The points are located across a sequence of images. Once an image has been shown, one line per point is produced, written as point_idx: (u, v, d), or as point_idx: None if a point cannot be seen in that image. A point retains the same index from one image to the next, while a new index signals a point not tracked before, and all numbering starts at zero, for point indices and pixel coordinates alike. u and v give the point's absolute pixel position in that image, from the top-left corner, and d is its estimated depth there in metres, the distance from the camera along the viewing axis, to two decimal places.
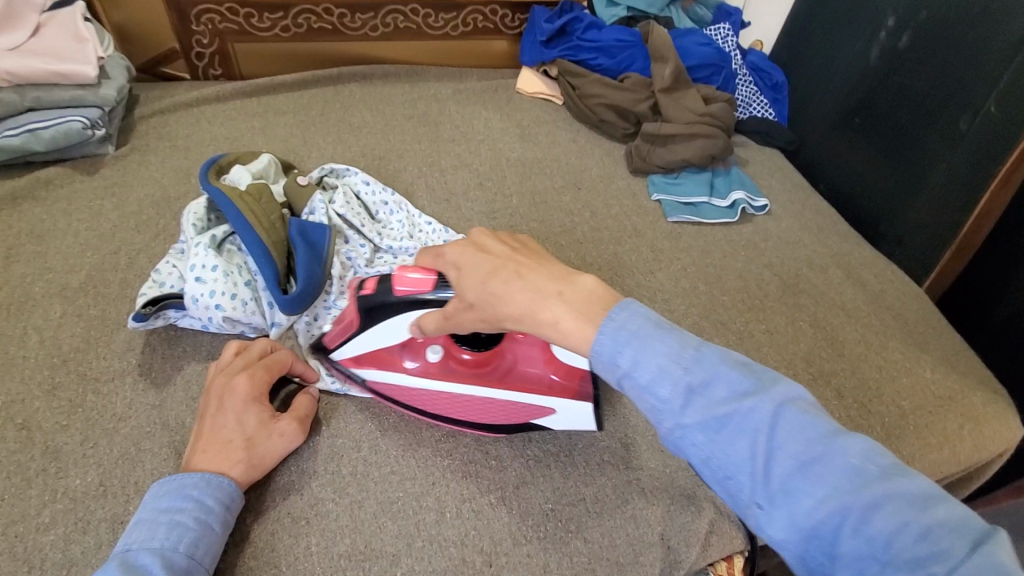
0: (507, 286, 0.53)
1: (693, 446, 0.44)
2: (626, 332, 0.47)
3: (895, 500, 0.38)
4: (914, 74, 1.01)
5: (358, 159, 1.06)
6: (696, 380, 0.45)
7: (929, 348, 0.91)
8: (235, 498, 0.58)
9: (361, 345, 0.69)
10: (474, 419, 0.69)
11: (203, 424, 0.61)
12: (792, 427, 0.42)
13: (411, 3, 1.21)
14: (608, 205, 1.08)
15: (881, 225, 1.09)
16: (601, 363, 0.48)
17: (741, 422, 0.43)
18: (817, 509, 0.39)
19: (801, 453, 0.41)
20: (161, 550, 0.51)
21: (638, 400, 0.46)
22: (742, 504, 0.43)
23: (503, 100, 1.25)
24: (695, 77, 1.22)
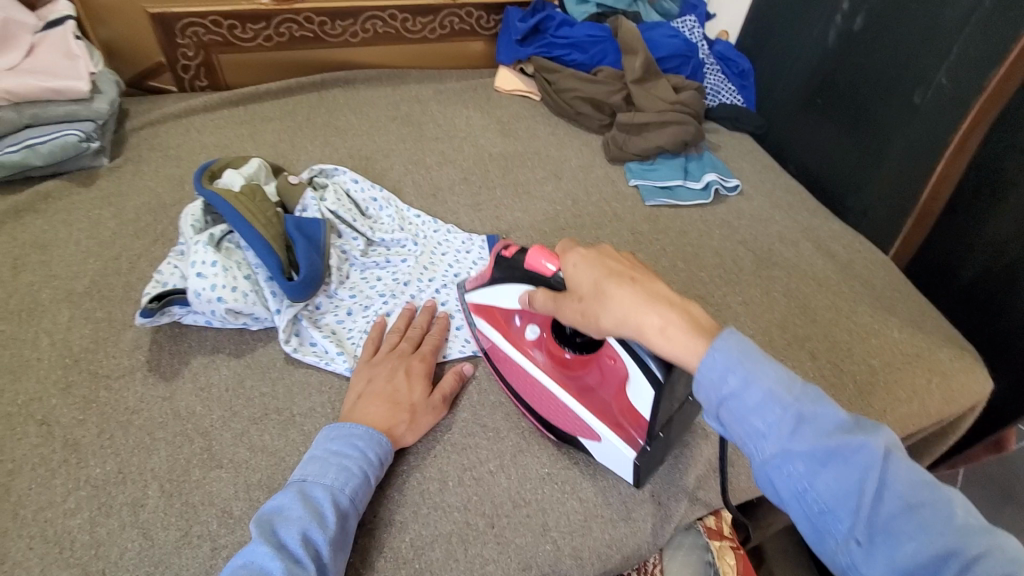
0: (619, 291, 0.55)
1: (792, 477, 0.45)
2: (738, 356, 0.48)
3: (979, 544, 0.41)
4: (870, 55, 1.07)
5: (346, 160, 1.10)
6: (806, 412, 0.45)
7: (896, 311, 0.97)
8: (387, 459, 0.64)
9: (487, 296, 0.74)
10: (534, 404, 0.73)
11: (372, 384, 0.69)
12: (896, 471, 0.44)
13: (389, 8, 1.25)
14: (589, 192, 1.13)
15: (848, 200, 1.15)
16: (704, 380, 0.49)
17: (849, 459, 0.44)
18: (917, 551, 0.41)
19: (901, 495, 0.43)
20: (332, 487, 0.58)
21: (739, 420, 0.47)
22: (834, 539, 0.44)
23: (483, 98, 1.30)
24: (665, 68, 1.27)
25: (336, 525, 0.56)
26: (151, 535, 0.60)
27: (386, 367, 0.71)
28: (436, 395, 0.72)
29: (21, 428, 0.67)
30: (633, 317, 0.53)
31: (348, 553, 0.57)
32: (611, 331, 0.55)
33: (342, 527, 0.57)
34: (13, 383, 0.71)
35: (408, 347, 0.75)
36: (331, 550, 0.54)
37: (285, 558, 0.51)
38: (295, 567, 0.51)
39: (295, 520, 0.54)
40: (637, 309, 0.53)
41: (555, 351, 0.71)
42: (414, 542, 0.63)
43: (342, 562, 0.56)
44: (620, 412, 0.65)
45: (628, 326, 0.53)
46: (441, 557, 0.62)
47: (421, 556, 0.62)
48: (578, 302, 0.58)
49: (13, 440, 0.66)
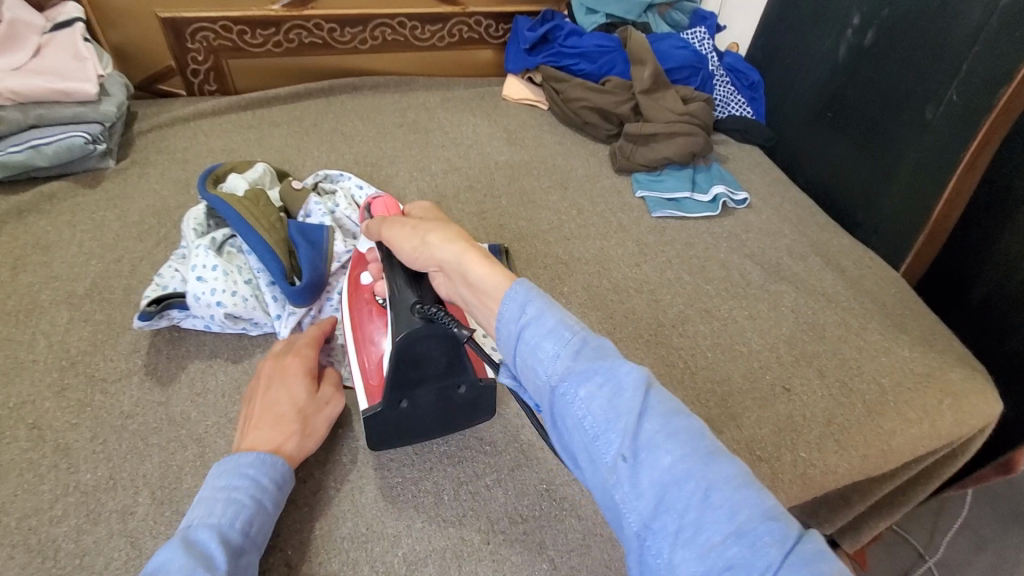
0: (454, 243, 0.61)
1: (574, 400, 0.49)
2: (533, 295, 0.54)
3: (733, 472, 0.45)
4: (881, 68, 1.05)
5: (351, 166, 1.10)
6: (584, 342, 0.51)
7: (907, 329, 0.95)
8: (285, 479, 0.60)
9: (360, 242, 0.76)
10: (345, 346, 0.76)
11: (253, 408, 0.65)
12: (659, 397, 0.49)
13: (398, 16, 1.25)
14: (594, 202, 1.12)
15: (858, 215, 1.13)
16: (506, 315, 0.54)
17: (617, 380, 0.49)
18: (674, 465, 0.45)
19: (661, 418, 0.47)
20: (219, 526, 0.53)
21: (531, 353, 0.52)
22: (605, 462, 0.47)
23: (490, 107, 1.30)
24: (673, 79, 1.26)
25: (231, 563, 0.51)
26: (139, 545, 0.59)
27: (260, 383, 0.67)
28: (326, 394, 0.68)
29: (12, 431, 0.66)
30: (457, 245, 0.60)
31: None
32: (428, 256, 0.62)
33: (236, 566, 0.52)
34: (8, 385, 0.70)
35: (286, 352, 0.72)
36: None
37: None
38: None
39: (179, 568, 0.49)
40: (461, 241, 0.61)
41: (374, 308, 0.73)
42: (407, 557, 0.61)
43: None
44: (380, 369, 0.68)
45: (453, 258, 0.60)
46: (434, 573, 0.61)
47: (413, 572, 0.61)
48: (417, 227, 0.63)
49: (5, 443, 0.65)
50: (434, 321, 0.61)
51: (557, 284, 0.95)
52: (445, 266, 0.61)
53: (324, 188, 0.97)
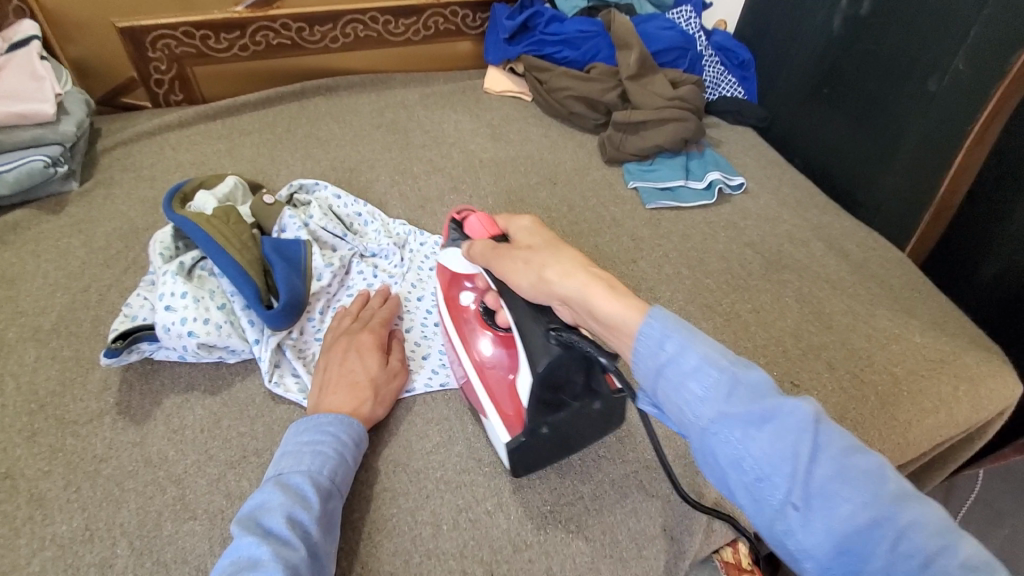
0: (568, 273, 0.56)
1: (729, 442, 0.43)
2: (673, 326, 0.48)
3: (923, 518, 0.39)
4: (880, 39, 1.00)
5: (329, 173, 1.05)
6: (737, 373, 0.45)
7: (916, 313, 0.91)
8: (363, 437, 0.64)
9: (450, 257, 0.73)
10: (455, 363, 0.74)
11: (328, 374, 0.68)
12: (828, 434, 0.42)
13: (370, 11, 1.19)
14: (585, 197, 1.07)
15: (860, 194, 1.08)
16: (642, 352, 0.48)
17: (781, 420, 0.42)
18: (857, 515, 0.39)
19: (836, 460, 0.41)
20: (310, 472, 0.57)
21: (676, 388, 0.46)
22: (772, 508, 0.41)
23: (471, 101, 1.24)
24: (661, 62, 1.21)
25: (321, 505, 0.55)
26: None
27: (333, 354, 0.70)
28: (393, 367, 0.72)
29: None
30: (583, 278, 0.55)
31: (336, 533, 0.57)
32: (555, 287, 0.56)
33: (327, 508, 0.56)
34: None
35: (357, 328, 0.75)
36: (319, 528, 0.54)
37: (270, 543, 0.50)
38: (283, 549, 0.50)
39: (278, 506, 0.53)
40: (586, 272, 0.55)
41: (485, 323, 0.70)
42: None
43: (332, 544, 0.55)
44: (514, 396, 0.64)
45: (578, 292, 0.54)
46: None
47: None
48: (530, 259, 0.59)
49: None
50: (571, 346, 0.56)
51: None
52: (568, 300, 0.56)
53: (300, 200, 0.93)
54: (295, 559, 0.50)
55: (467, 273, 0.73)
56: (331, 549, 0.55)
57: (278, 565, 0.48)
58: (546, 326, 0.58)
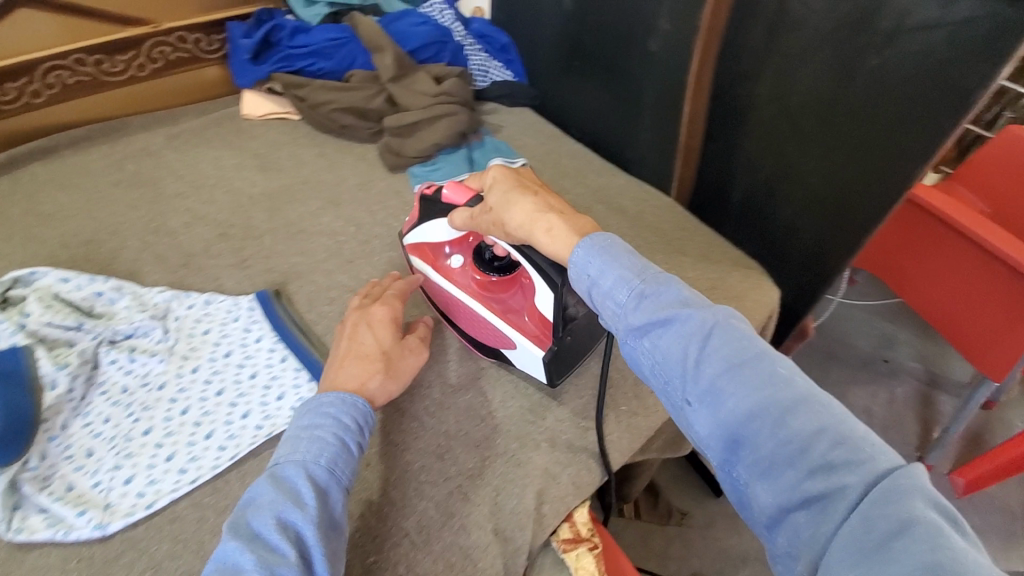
0: (523, 213, 0.64)
1: (642, 351, 0.52)
2: (597, 253, 0.57)
3: (808, 409, 0.45)
4: (603, 9, 1.06)
5: (60, 253, 0.89)
6: (648, 289, 0.53)
7: (689, 251, 1.01)
8: (369, 417, 0.60)
9: (421, 235, 0.81)
10: (453, 317, 0.82)
11: (337, 352, 0.68)
12: (728, 336, 0.49)
13: (71, 53, 1.01)
14: (373, 211, 1.03)
15: (628, 152, 1.17)
16: (575, 275, 0.58)
17: (679, 324, 0.50)
18: (741, 406, 0.46)
19: (730, 358, 0.48)
20: (305, 463, 0.54)
21: (602, 303, 0.56)
22: (676, 406, 0.51)
23: (230, 132, 1.13)
24: (423, 59, 1.19)
25: (317, 504, 0.51)
26: None
27: (380, 322, 0.73)
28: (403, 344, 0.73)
29: None
30: (532, 218, 0.64)
31: (342, 528, 0.53)
32: (521, 229, 0.65)
33: (326, 500, 0.52)
34: None
35: (370, 303, 0.76)
36: (317, 527, 0.50)
37: (252, 549, 0.47)
38: (266, 556, 0.47)
39: (266, 506, 0.50)
40: (538, 211, 0.64)
41: (479, 276, 0.79)
42: None
43: (334, 541, 0.52)
44: (540, 320, 0.74)
45: (522, 228, 0.64)
46: None
47: None
48: (495, 209, 0.67)
49: None
50: None
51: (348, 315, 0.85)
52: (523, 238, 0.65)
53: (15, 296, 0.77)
54: (279, 566, 0.46)
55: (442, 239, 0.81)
56: (335, 545, 0.51)
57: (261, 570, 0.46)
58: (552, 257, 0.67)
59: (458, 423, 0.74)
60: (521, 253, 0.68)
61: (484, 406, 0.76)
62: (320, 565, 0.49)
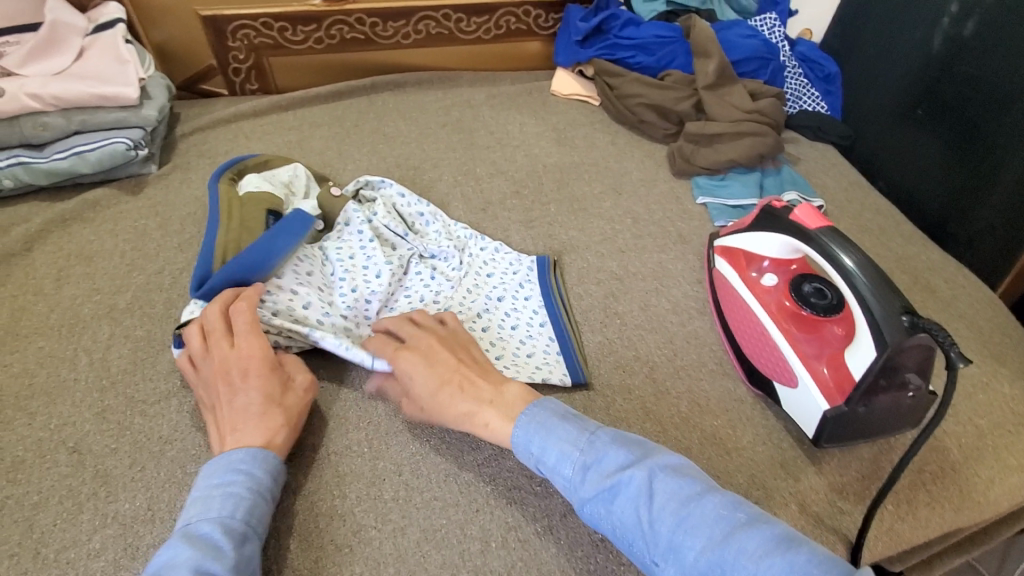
0: (452, 397, 0.64)
1: (600, 518, 0.55)
2: (534, 423, 0.59)
3: (754, 547, 0.48)
4: (985, 62, 0.92)
5: (393, 170, 1.05)
6: (589, 459, 0.56)
7: (1007, 362, 0.84)
8: (280, 470, 0.60)
9: (744, 241, 0.83)
10: (739, 333, 0.80)
11: (223, 408, 0.62)
12: (666, 488, 0.53)
13: (443, 8, 1.17)
14: (651, 209, 1.03)
15: (952, 225, 1.01)
16: (518, 452, 0.59)
17: (624, 490, 0.54)
18: (699, 558, 0.49)
19: (677, 510, 0.52)
20: (220, 519, 0.53)
21: (552, 480, 0.58)
22: (647, 567, 0.53)
23: (538, 103, 1.22)
24: (741, 72, 1.15)
25: (237, 552, 0.52)
26: None
27: (246, 339, 0.65)
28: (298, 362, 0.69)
29: (52, 455, 0.65)
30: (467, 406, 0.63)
31: None
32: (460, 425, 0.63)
33: (242, 550, 0.52)
34: (51, 406, 0.69)
35: (227, 342, 0.65)
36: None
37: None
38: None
39: (183, 563, 0.49)
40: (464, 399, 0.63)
41: (789, 304, 0.77)
42: None
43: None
44: (839, 372, 0.69)
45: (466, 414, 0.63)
46: None
47: None
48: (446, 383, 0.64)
49: (46, 468, 0.64)
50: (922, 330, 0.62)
51: (612, 301, 0.88)
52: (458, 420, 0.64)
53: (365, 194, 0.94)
54: None
55: (766, 254, 0.81)
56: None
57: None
58: (892, 310, 0.63)
59: (702, 445, 0.72)
60: (860, 299, 0.65)
61: (732, 440, 0.73)
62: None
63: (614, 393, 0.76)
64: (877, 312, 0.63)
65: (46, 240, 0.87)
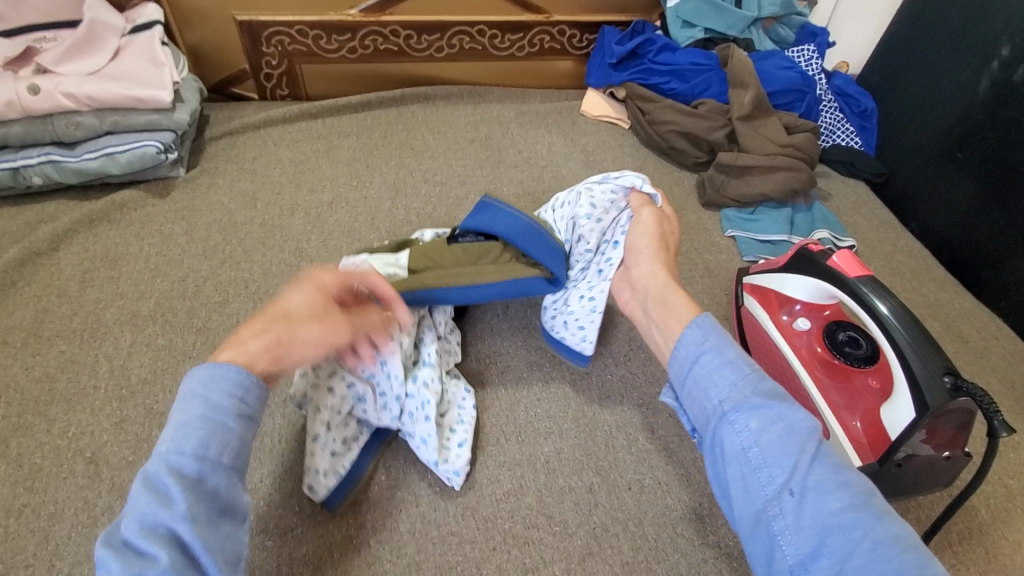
0: (654, 268, 0.70)
1: (744, 429, 0.52)
2: (713, 327, 0.60)
3: (901, 534, 0.46)
4: None
5: (420, 185, 1.05)
6: (761, 379, 0.55)
7: None
8: (247, 389, 0.52)
9: (774, 280, 0.82)
10: (770, 372, 0.81)
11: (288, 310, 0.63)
12: (829, 450, 0.51)
13: (478, 24, 1.17)
14: (679, 239, 1.02)
15: (985, 273, 0.99)
16: (689, 336, 0.60)
17: (791, 420, 0.52)
18: (840, 510, 0.47)
19: (832, 465, 0.50)
20: (169, 456, 0.47)
21: (707, 378, 0.56)
22: (764, 496, 0.50)
23: (568, 123, 1.21)
24: (775, 103, 1.13)
25: (191, 496, 0.46)
26: None
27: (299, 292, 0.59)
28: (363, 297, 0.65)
29: (69, 466, 0.65)
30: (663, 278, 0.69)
31: (234, 512, 0.49)
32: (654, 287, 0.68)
33: (203, 489, 0.47)
34: (70, 414, 0.69)
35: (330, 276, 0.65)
36: (191, 519, 0.45)
37: (124, 558, 0.43)
38: (139, 563, 0.43)
39: (135, 511, 0.45)
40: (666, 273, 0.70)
41: (821, 350, 0.77)
42: None
43: (226, 524, 0.48)
44: (871, 429, 0.68)
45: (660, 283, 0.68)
46: None
47: None
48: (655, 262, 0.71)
49: (62, 478, 0.64)
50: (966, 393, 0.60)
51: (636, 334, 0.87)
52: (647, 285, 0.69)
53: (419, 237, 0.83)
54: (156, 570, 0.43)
55: (797, 297, 0.80)
56: (229, 528, 0.48)
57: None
58: (934, 371, 0.61)
59: None
60: (900, 357, 0.63)
61: None
62: (210, 558, 0.45)
63: (637, 431, 0.74)
64: (916, 370, 0.62)
65: (72, 240, 0.87)
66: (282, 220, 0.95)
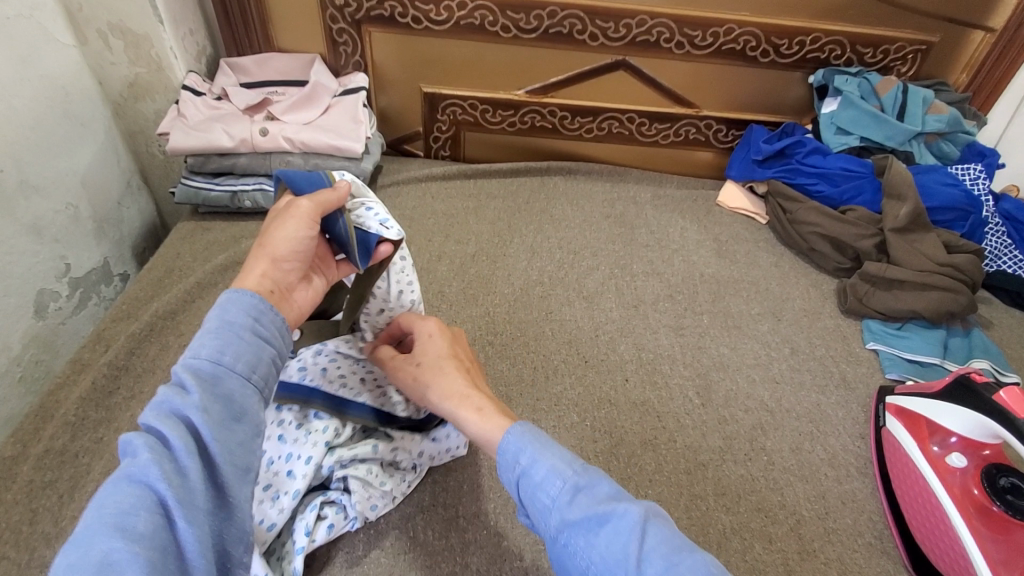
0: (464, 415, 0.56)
1: (577, 550, 0.45)
2: (527, 438, 0.49)
3: None
4: None
5: (555, 251, 1.11)
6: (582, 480, 0.47)
7: None
8: (270, 317, 0.49)
9: (926, 407, 0.77)
10: (905, 503, 0.74)
11: (290, 266, 0.53)
12: (659, 535, 0.44)
13: (629, 112, 1.25)
14: (812, 343, 0.98)
15: None
16: (504, 463, 0.49)
17: (613, 521, 0.44)
18: None
19: (667, 555, 0.42)
20: (188, 362, 0.44)
21: (531, 499, 0.47)
22: None
23: (703, 211, 1.24)
24: (934, 219, 1.08)
25: (206, 395, 0.43)
26: None
27: (294, 240, 0.53)
28: (324, 240, 0.61)
29: None
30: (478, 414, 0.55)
31: (243, 433, 0.44)
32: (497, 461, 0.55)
33: (220, 391, 0.44)
34: None
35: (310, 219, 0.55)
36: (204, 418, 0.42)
37: (146, 439, 0.41)
38: (159, 448, 0.41)
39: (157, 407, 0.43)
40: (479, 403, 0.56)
41: (977, 493, 0.71)
42: None
43: (242, 433, 0.44)
44: None
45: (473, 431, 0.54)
46: None
47: None
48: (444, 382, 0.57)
49: None
50: None
51: (758, 435, 0.84)
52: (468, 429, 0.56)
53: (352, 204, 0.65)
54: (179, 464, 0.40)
55: (954, 430, 0.74)
56: (243, 440, 0.44)
57: (166, 469, 0.40)
58: None
59: None
60: None
61: None
62: (224, 461, 0.42)
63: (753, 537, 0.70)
64: None
65: None
66: (429, 265, 1.05)
